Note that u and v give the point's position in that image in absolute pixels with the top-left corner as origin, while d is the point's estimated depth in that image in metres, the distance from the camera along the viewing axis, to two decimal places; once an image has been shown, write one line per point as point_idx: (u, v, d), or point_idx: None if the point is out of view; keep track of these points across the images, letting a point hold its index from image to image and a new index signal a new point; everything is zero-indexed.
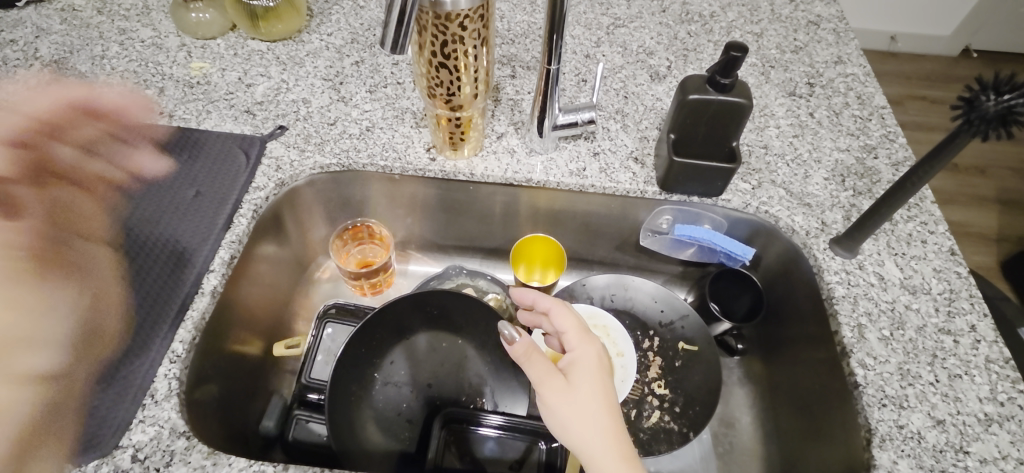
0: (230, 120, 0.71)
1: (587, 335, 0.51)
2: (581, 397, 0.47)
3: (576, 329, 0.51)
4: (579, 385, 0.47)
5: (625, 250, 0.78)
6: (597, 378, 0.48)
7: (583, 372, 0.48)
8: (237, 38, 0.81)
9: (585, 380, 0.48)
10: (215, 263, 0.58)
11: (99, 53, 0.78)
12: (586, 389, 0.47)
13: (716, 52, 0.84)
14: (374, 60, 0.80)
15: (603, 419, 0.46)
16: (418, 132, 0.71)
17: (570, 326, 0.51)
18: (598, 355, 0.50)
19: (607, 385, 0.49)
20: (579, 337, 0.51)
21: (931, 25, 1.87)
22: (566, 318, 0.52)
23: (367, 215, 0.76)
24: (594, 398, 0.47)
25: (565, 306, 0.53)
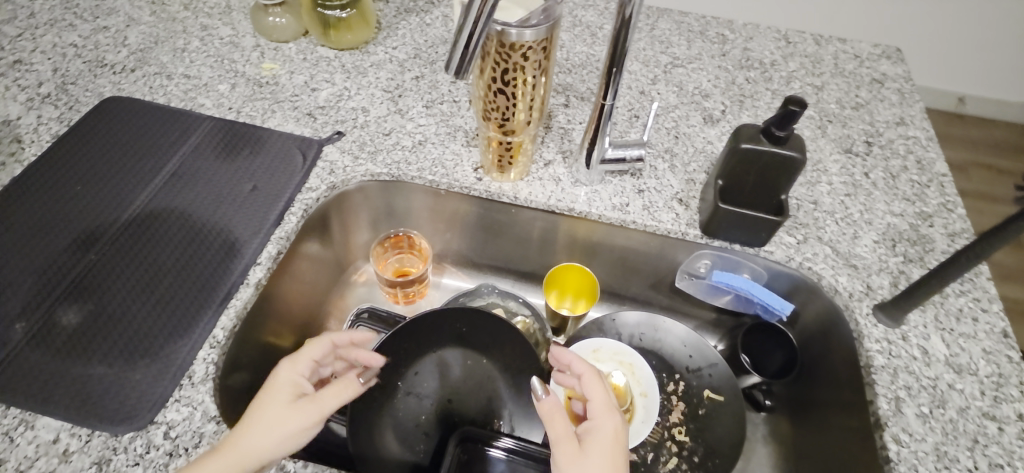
0: (292, 122, 0.74)
1: (615, 409, 0.51)
2: (591, 471, 0.46)
3: (605, 401, 0.51)
4: (590, 458, 0.47)
5: (659, 290, 0.77)
6: (612, 454, 0.48)
7: (602, 444, 0.48)
8: (308, 44, 0.85)
9: (599, 453, 0.47)
10: (263, 256, 0.60)
11: (181, 46, 0.83)
12: (598, 462, 0.47)
13: (773, 101, 0.84)
14: (433, 77, 0.82)
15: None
16: (467, 150, 0.73)
17: (600, 397, 0.51)
18: (618, 431, 0.50)
19: (622, 463, 0.48)
20: (605, 411, 0.50)
21: (1003, 91, 1.80)
22: (598, 387, 0.52)
23: (408, 225, 0.78)
24: (604, 471, 0.46)
25: (599, 376, 0.53)
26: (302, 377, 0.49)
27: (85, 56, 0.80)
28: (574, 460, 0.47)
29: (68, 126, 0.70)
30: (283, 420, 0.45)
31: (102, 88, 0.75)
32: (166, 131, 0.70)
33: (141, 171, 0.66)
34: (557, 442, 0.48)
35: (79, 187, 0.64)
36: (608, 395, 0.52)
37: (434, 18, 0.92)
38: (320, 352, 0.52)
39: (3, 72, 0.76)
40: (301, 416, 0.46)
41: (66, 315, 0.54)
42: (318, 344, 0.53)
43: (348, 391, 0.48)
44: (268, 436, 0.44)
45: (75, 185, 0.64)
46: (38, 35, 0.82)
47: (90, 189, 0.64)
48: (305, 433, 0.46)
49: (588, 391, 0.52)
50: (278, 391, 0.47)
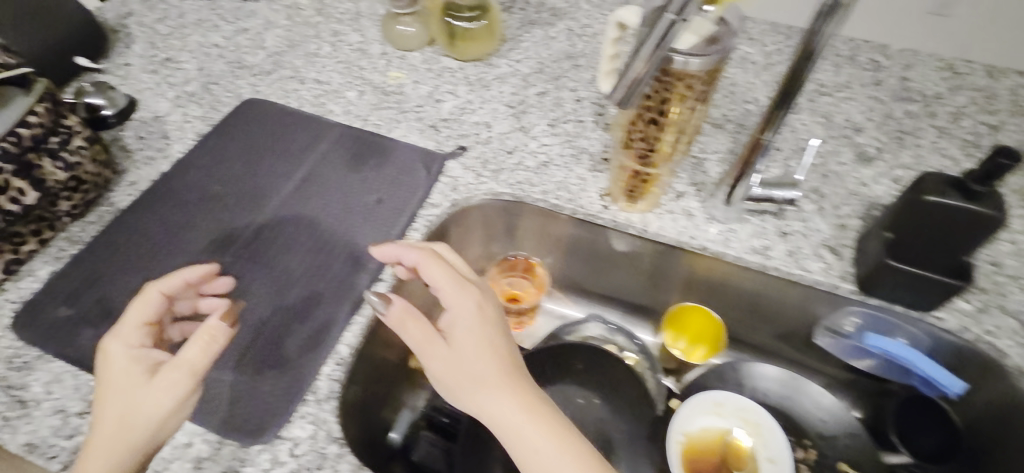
0: (416, 133, 0.73)
1: (486, 312, 0.48)
2: (475, 373, 0.45)
3: (449, 281, 0.49)
4: (477, 367, 0.45)
5: (789, 342, 0.70)
6: (478, 348, 0.46)
7: (463, 336, 0.46)
8: (432, 54, 0.85)
9: (470, 354, 0.46)
10: (387, 272, 0.59)
11: (313, 51, 0.85)
12: (484, 370, 0.45)
13: (939, 141, 0.74)
14: (557, 93, 0.79)
15: (510, 410, 0.45)
16: (593, 175, 0.69)
17: (435, 279, 0.50)
18: (481, 315, 0.48)
19: (506, 359, 0.47)
20: (475, 308, 0.48)
21: None
22: (434, 267, 0.50)
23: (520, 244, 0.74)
24: (486, 363, 0.46)
25: (418, 252, 0.51)
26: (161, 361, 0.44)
27: (227, 57, 0.83)
28: (471, 378, 0.45)
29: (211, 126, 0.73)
30: (156, 403, 0.42)
31: (242, 90, 0.78)
32: (299, 137, 0.71)
33: (275, 175, 0.67)
34: (412, 332, 0.47)
35: (219, 187, 0.66)
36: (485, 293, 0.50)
37: (557, 31, 0.89)
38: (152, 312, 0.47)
39: (155, 69, 0.81)
40: (164, 395, 0.42)
41: (204, 316, 0.55)
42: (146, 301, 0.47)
43: (208, 362, 0.44)
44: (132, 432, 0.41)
45: (216, 185, 0.66)
46: (186, 35, 0.87)
47: (229, 190, 0.66)
48: (184, 402, 0.43)
49: (431, 278, 0.50)
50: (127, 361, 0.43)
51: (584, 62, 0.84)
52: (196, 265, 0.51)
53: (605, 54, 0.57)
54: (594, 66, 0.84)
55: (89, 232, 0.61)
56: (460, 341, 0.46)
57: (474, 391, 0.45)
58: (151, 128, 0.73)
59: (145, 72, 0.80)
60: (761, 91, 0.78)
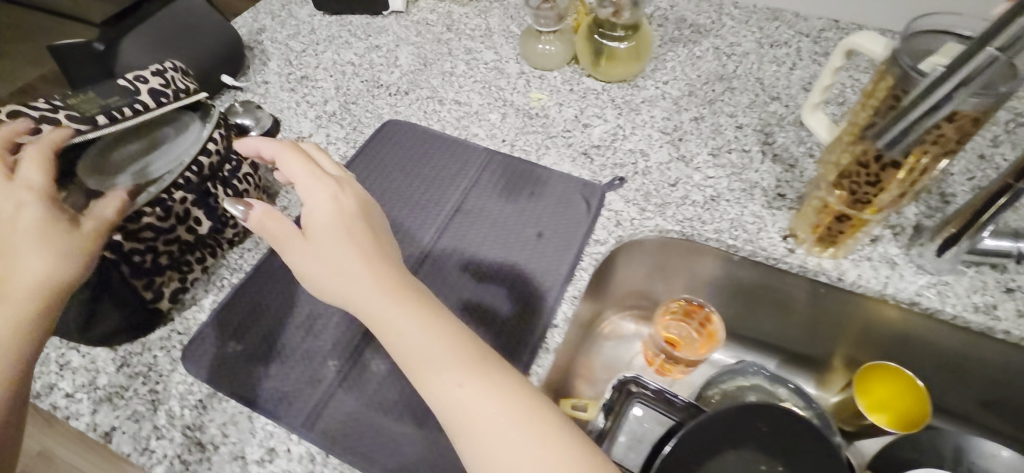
0: (568, 161, 0.69)
1: (351, 218, 0.44)
2: (360, 296, 0.42)
3: (307, 173, 0.44)
4: (352, 285, 0.42)
5: (994, 411, 0.61)
6: (348, 248, 0.42)
7: (317, 244, 0.42)
8: (573, 74, 0.80)
9: (355, 283, 0.42)
10: (559, 317, 0.55)
11: (448, 70, 0.82)
12: (357, 287, 0.41)
13: None
14: (715, 119, 0.73)
15: (430, 346, 0.40)
16: (771, 213, 0.62)
17: (318, 206, 0.43)
18: (342, 205, 0.44)
19: (388, 274, 0.43)
20: (331, 209, 0.43)
21: None
22: (303, 172, 0.44)
23: (673, 284, 0.70)
24: (398, 305, 0.42)
25: (308, 173, 0.44)
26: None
27: (362, 75, 0.81)
28: (386, 315, 0.41)
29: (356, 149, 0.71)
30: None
31: (381, 110, 0.76)
32: (447, 162, 0.68)
33: (428, 203, 0.64)
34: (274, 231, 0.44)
35: None
36: (339, 184, 0.45)
37: (703, 50, 0.83)
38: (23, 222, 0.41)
39: (293, 87, 0.79)
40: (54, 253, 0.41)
41: (377, 360, 0.52)
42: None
43: (65, 254, 0.42)
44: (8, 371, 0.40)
45: None
46: (320, 51, 0.85)
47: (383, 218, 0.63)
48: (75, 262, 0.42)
49: (288, 171, 0.45)
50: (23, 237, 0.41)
51: (739, 84, 0.78)
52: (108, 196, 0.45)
53: (820, 84, 0.51)
54: (751, 89, 0.77)
55: (248, 259, 0.59)
56: (303, 250, 0.43)
57: (380, 325, 0.41)
58: None
59: (283, 90, 0.79)
60: None
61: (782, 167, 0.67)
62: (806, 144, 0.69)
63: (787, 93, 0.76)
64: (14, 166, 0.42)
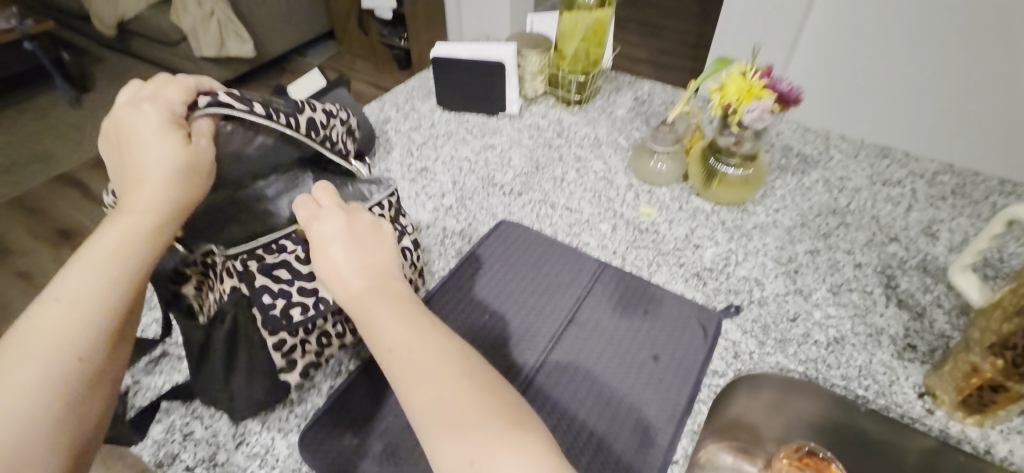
0: (681, 281, 0.68)
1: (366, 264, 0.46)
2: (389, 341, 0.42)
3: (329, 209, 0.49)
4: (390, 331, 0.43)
5: None
6: (340, 270, 0.46)
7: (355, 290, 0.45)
8: (682, 191, 0.82)
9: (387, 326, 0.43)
10: (678, 453, 0.53)
11: (559, 175, 0.85)
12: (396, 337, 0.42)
13: None
14: (831, 254, 0.72)
15: (439, 378, 0.40)
16: (903, 365, 0.59)
17: (335, 254, 0.46)
18: (345, 228, 0.48)
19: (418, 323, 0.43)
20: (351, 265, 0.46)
21: None
22: (327, 222, 0.47)
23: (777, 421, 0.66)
24: (406, 332, 0.42)
25: (336, 219, 0.47)
26: (127, 168, 0.47)
27: (477, 172, 0.85)
28: (399, 359, 0.41)
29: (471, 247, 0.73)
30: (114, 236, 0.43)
31: (494, 209, 0.79)
32: (556, 268, 0.69)
33: (540, 310, 0.64)
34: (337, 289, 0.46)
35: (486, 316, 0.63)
36: (350, 225, 0.48)
37: (813, 180, 0.83)
38: (155, 124, 0.48)
39: (414, 178, 0.84)
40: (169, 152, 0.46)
41: None
42: (130, 105, 0.50)
43: (176, 151, 0.46)
44: (105, 253, 0.42)
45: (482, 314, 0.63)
46: (439, 145, 0.91)
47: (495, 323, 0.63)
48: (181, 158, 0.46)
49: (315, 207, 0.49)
50: (147, 143, 0.47)
51: (853, 220, 0.77)
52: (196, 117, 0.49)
53: (975, 248, 0.51)
54: (866, 226, 0.76)
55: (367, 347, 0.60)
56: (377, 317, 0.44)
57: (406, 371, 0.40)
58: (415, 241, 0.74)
59: (404, 180, 0.84)
60: None
61: (909, 314, 0.64)
62: (933, 293, 0.66)
63: (906, 234, 0.74)
64: (161, 83, 0.51)
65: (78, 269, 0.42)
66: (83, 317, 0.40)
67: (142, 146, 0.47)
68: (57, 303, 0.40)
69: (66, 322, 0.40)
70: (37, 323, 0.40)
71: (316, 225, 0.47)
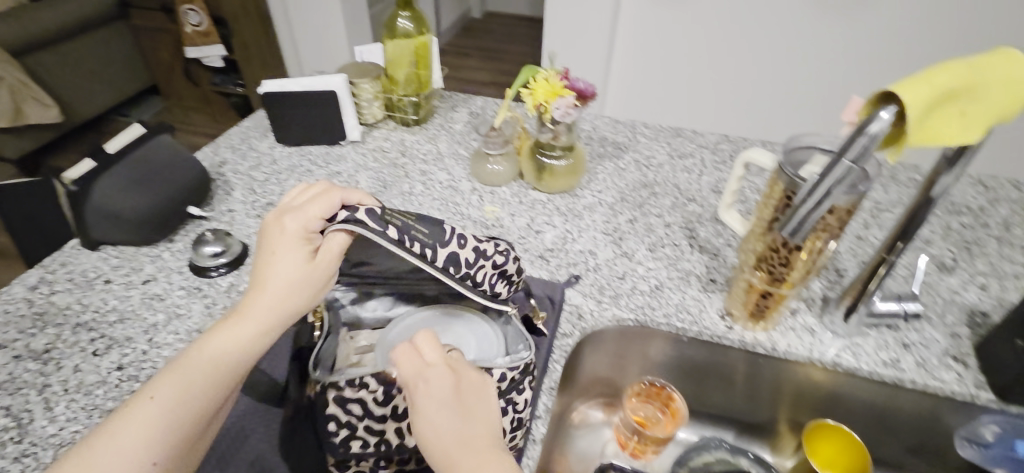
0: (527, 264, 0.76)
1: (463, 408, 0.42)
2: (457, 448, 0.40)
3: (426, 359, 0.43)
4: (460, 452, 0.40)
5: (921, 455, 0.70)
6: (451, 430, 0.40)
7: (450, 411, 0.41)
8: (520, 188, 0.91)
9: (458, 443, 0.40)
10: (540, 408, 0.60)
11: (407, 190, 0.90)
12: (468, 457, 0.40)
13: (1003, 250, 0.80)
14: (646, 220, 0.85)
15: None
16: (708, 296, 0.72)
17: (441, 416, 0.41)
18: (451, 382, 0.42)
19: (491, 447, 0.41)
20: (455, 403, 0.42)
21: None
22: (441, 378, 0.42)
23: (630, 368, 0.76)
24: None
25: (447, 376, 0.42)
26: (258, 265, 0.53)
27: None
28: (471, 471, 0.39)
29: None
30: (230, 342, 0.49)
31: None
32: None
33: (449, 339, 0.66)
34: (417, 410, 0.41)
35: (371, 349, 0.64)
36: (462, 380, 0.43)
37: (626, 163, 0.97)
38: (291, 239, 0.53)
39: (260, 213, 0.83)
40: (309, 278, 0.53)
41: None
42: (292, 212, 0.54)
43: (316, 279, 0.53)
44: (216, 361, 0.48)
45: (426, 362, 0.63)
46: (283, 179, 0.91)
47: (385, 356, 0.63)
48: (310, 288, 0.53)
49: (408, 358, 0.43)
50: (287, 251, 0.52)
51: (660, 189, 0.91)
52: (337, 236, 0.54)
53: (730, 188, 0.63)
54: (671, 193, 0.90)
55: None
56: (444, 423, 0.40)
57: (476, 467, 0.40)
58: None
59: (249, 217, 0.83)
60: None
61: (708, 256, 0.78)
62: (724, 236, 0.81)
63: (700, 194, 0.90)
64: (312, 191, 0.57)
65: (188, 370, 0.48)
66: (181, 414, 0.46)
67: (279, 254, 0.52)
68: (146, 401, 0.46)
69: (174, 414, 0.46)
70: (156, 397, 0.46)
71: (426, 410, 0.41)
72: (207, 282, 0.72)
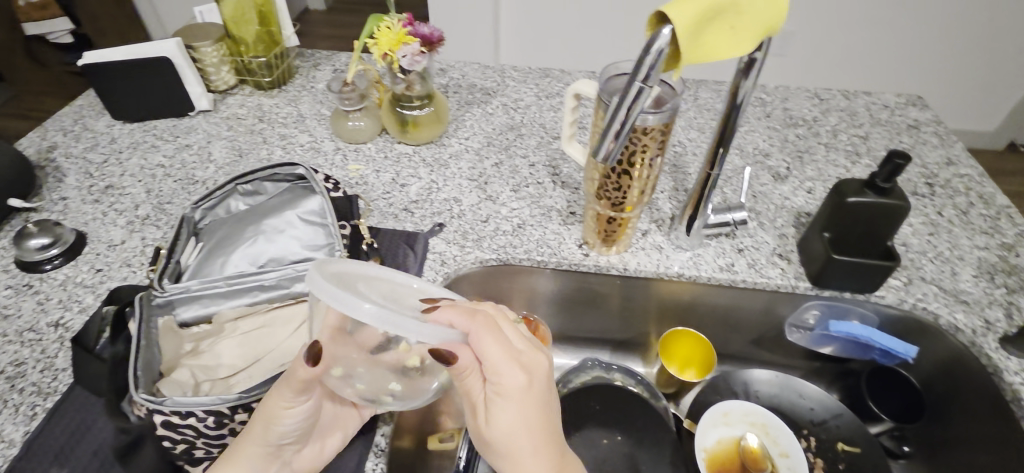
0: (392, 218, 0.76)
1: (508, 359, 0.45)
2: (513, 442, 0.44)
3: (478, 331, 0.45)
4: (516, 441, 0.44)
5: (763, 346, 0.78)
6: (496, 373, 0.45)
7: (510, 405, 0.44)
8: (386, 142, 0.90)
9: (513, 436, 0.44)
10: None
11: (265, 157, 0.86)
12: (521, 454, 0.44)
13: (829, 154, 0.89)
14: (511, 162, 0.86)
15: (525, 453, 0.44)
16: (567, 228, 0.75)
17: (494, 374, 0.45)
18: (497, 343, 0.45)
19: (549, 434, 0.45)
20: (518, 401, 0.45)
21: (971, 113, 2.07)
22: (508, 375, 0.45)
23: (517, 302, 0.78)
24: (521, 431, 0.44)
25: (518, 377, 0.45)
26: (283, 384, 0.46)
27: (175, 175, 0.82)
28: (502, 414, 0.44)
29: (163, 241, 0.70)
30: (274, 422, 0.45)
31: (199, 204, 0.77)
32: None
33: None
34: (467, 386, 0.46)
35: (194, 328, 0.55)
36: (531, 374, 0.46)
37: (494, 107, 0.98)
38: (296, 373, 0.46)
39: (97, 198, 0.78)
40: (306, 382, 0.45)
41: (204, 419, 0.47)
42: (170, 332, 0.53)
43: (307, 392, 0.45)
44: (266, 433, 0.45)
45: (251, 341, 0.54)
46: (124, 159, 0.85)
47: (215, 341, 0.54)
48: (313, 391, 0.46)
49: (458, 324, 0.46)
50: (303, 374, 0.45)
51: (526, 130, 0.93)
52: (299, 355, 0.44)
53: (566, 121, 0.65)
54: (536, 133, 0.92)
55: (63, 379, 0.57)
56: (502, 413, 0.44)
57: (515, 462, 0.45)
58: (109, 259, 0.69)
59: (85, 203, 0.77)
60: (681, 135, 0.92)
61: (570, 191, 0.81)
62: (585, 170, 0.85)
63: None
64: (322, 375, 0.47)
65: (306, 447, 0.51)
66: (261, 445, 0.46)
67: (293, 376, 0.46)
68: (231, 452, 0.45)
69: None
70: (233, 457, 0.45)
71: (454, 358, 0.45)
72: (38, 278, 0.67)
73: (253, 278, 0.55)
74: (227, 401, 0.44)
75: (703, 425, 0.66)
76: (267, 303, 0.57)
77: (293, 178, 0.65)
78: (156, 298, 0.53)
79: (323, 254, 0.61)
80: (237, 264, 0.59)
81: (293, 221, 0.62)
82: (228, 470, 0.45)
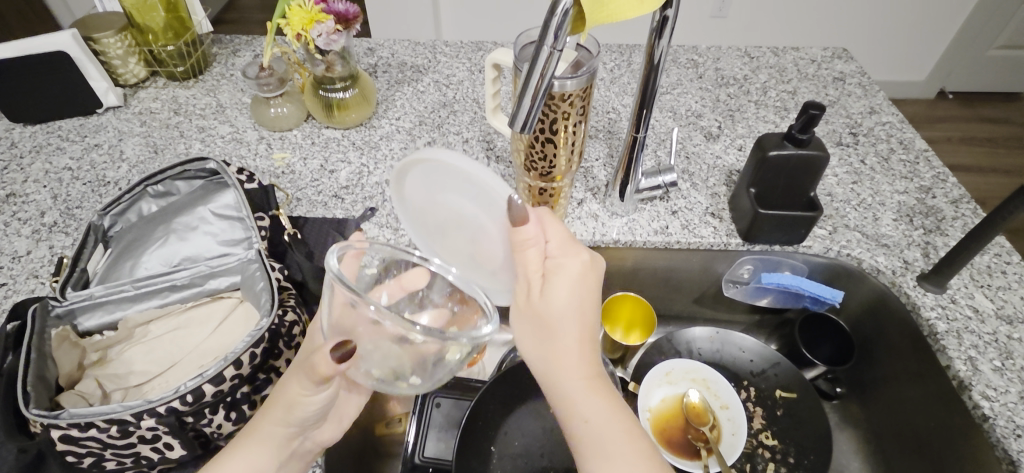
0: (321, 206, 0.73)
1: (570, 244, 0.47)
2: (561, 318, 0.45)
3: (562, 234, 0.47)
4: (565, 320, 0.45)
5: (704, 303, 0.80)
6: (562, 258, 0.46)
7: (565, 285, 0.45)
8: (312, 128, 0.86)
9: (568, 311, 0.45)
10: None
11: (183, 152, 0.81)
12: (567, 334, 0.45)
13: (759, 111, 0.90)
14: (445, 139, 0.84)
15: (572, 333, 0.45)
16: None
17: (555, 256, 0.46)
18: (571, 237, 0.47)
19: (592, 322, 0.47)
20: (573, 282, 0.46)
21: (903, 63, 2.14)
22: (568, 258, 0.46)
23: None
24: (573, 309, 0.45)
25: (579, 260, 0.46)
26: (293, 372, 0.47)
27: (84, 178, 0.77)
28: (559, 288, 0.45)
29: (73, 249, 0.66)
30: (291, 411, 0.46)
31: None
32: None
33: None
34: (521, 263, 0.46)
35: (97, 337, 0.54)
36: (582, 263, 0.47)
37: (426, 84, 0.95)
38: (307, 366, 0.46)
39: None
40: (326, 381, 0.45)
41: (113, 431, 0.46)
42: (70, 345, 0.51)
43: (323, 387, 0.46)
44: (284, 421, 0.46)
45: (167, 345, 0.55)
46: (27, 165, 0.79)
47: (125, 347, 0.54)
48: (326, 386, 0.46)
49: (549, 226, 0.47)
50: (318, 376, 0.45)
51: (459, 107, 0.90)
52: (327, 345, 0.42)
53: (488, 93, 0.64)
54: (470, 109, 0.90)
55: None
56: (554, 291, 0.45)
57: (556, 345, 0.45)
58: (14, 272, 0.64)
59: None
60: (615, 101, 0.91)
61: (504, 165, 0.80)
62: None
63: None
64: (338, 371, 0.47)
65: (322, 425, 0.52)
66: (284, 428, 0.47)
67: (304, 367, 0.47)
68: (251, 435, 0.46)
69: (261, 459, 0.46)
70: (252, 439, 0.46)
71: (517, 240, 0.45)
72: None
73: (163, 279, 0.56)
74: (128, 409, 0.42)
75: (645, 384, 0.69)
76: (179, 304, 0.58)
77: (207, 173, 0.61)
78: (54, 308, 0.52)
79: (241, 249, 0.61)
80: (150, 265, 0.59)
81: (206, 216, 0.61)
82: (249, 447, 0.46)
